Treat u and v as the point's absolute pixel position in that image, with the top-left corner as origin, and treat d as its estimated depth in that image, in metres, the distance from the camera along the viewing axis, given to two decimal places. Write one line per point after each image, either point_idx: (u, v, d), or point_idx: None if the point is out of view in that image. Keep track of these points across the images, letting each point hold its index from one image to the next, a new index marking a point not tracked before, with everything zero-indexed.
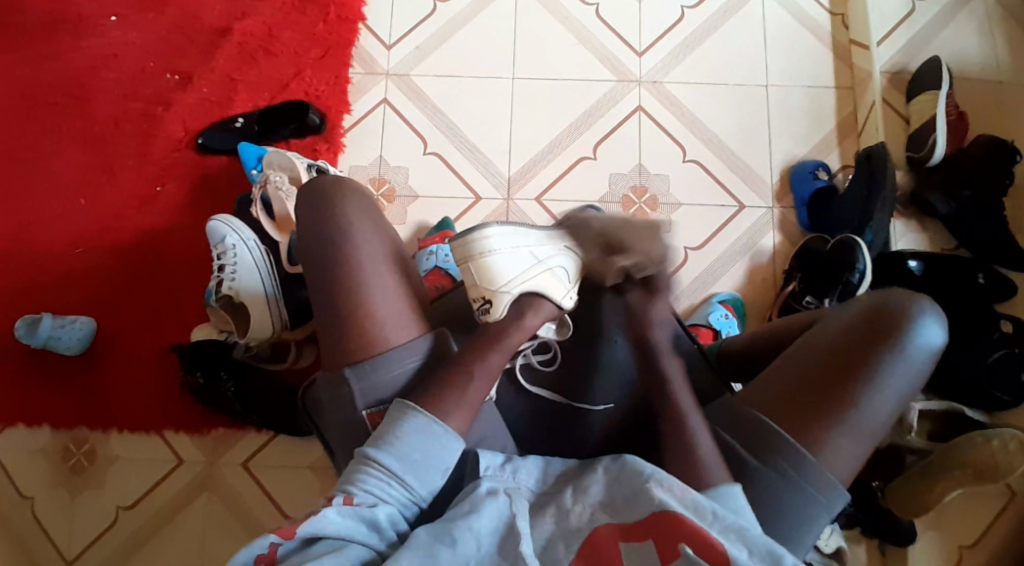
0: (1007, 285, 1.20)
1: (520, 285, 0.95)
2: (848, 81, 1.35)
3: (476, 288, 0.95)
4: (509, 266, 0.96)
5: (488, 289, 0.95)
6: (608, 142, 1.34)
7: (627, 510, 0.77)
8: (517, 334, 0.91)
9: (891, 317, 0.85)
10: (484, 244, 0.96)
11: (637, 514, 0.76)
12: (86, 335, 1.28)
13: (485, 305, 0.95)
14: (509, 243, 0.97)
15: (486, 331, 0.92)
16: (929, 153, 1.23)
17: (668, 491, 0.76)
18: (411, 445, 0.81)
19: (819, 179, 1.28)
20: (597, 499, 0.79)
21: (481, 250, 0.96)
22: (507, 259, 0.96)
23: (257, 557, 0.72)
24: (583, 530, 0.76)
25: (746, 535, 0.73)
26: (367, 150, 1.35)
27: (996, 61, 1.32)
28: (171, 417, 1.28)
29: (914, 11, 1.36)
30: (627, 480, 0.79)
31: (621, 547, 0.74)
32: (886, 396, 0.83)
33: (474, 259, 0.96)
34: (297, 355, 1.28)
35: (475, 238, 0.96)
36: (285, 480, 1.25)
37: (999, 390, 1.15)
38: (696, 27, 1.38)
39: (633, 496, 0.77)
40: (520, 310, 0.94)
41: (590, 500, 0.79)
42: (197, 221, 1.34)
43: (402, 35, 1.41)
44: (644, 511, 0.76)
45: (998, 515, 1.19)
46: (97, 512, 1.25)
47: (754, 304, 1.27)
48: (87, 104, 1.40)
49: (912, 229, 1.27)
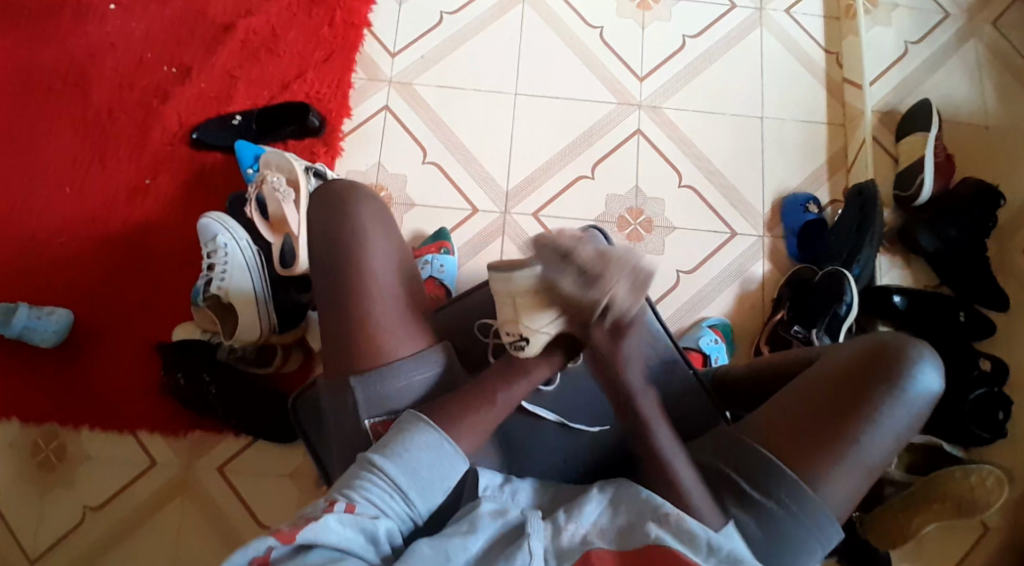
0: (986, 324, 1.23)
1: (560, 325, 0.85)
2: (841, 117, 1.39)
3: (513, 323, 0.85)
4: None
5: (528, 327, 0.85)
6: (607, 162, 1.35)
7: (630, 536, 0.78)
8: (540, 368, 0.89)
9: (893, 357, 0.86)
10: (528, 277, 0.83)
11: (633, 542, 0.78)
12: (64, 327, 1.24)
13: (520, 342, 0.87)
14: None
15: (506, 363, 0.90)
16: (917, 191, 1.27)
17: (663, 524, 0.78)
18: (420, 460, 0.80)
19: (809, 212, 1.31)
20: (593, 520, 0.80)
21: (528, 284, 0.83)
22: (544, 293, 0.88)
23: (252, 558, 0.69)
24: (575, 551, 0.77)
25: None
26: (366, 157, 1.35)
27: (982, 107, 1.37)
28: (147, 416, 1.24)
29: (907, 53, 1.41)
30: (629, 507, 0.80)
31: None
32: (884, 437, 0.84)
33: (514, 293, 0.85)
34: (284, 360, 1.26)
35: (518, 270, 0.83)
36: (264, 488, 1.23)
37: (978, 427, 1.19)
38: (697, 57, 1.41)
39: (631, 527, 0.79)
40: (548, 348, 0.89)
41: (587, 519, 0.80)
42: (186, 217, 1.32)
43: (406, 44, 1.41)
44: (637, 541, 0.78)
45: (970, 551, 1.21)
46: (64, 511, 1.20)
47: (742, 330, 1.29)
48: (79, 91, 1.37)
49: (897, 265, 1.30)
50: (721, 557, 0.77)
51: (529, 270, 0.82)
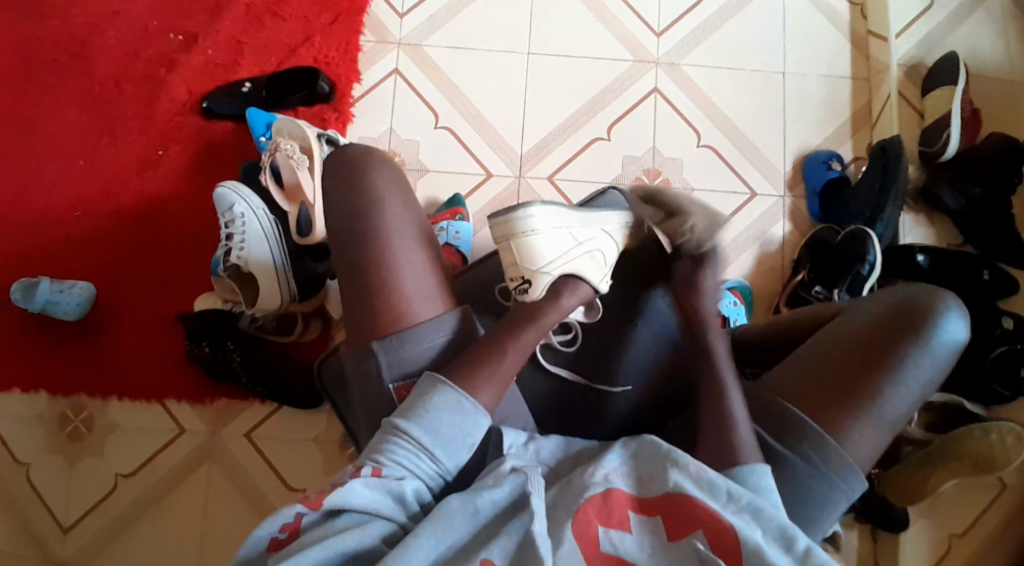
0: (1010, 282, 1.21)
1: (558, 268, 0.93)
2: (863, 71, 1.35)
3: (515, 267, 0.93)
4: (550, 246, 0.93)
5: (528, 269, 0.92)
6: (622, 124, 1.32)
7: (654, 485, 0.79)
8: (551, 312, 0.92)
9: (920, 310, 0.86)
10: (526, 223, 0.93)
11: (661, 490, 0.78)
12: (85, 300, 1.25)
13: (524, 285, 0.93)
14: (552, 224, 0.94)
15: (523, 308, 0.92)
16: (943, 147, 1.24)
17: (683, 472, 0.79)
18: (444, 420, 0.82)
19: (831, 170, 1.29)
20: (614, 467, 0.81)
21: (523, 229, 0.93)
22: (547, 240, 0.93)
23: (282, 526, 0.74)
24: (596, 486, 0.78)
25: (760, 514, 0.76)
26: (377, 122, 1.33)
27: (1010, 58, 1.33)
28: (173, 387, 1.26)
29: (931, 3, 1.36)
30: (648, 458, 0.81)
31: (631, 516, 0.77)
32: (909, 391, 0.84)
33: (513, 237, 0.93)
34: (305, 327, 1.28)
35: (516, 217, 0.93)
36: (289, 453, 1.25)
37: (999, 384, 1.18)
38: (714, 11, 1.37)
39: (650, 475, 0.80)
40: (556, 291, 0.93)
41: (605, 466, 0.81)
42: (201, 187, 1.31)
43: (415, 5, 1.38)
44: (656, 493, 0.79)
45: (987, 508, 1.22)
46: (96, 480, 1.23)
47: (761, 291, 1.28)
48: (86, 61, 1.35)
49: (921, 223, 1.27)
50: (740, 506, 0.77)
51: (525, 218, 0.93)
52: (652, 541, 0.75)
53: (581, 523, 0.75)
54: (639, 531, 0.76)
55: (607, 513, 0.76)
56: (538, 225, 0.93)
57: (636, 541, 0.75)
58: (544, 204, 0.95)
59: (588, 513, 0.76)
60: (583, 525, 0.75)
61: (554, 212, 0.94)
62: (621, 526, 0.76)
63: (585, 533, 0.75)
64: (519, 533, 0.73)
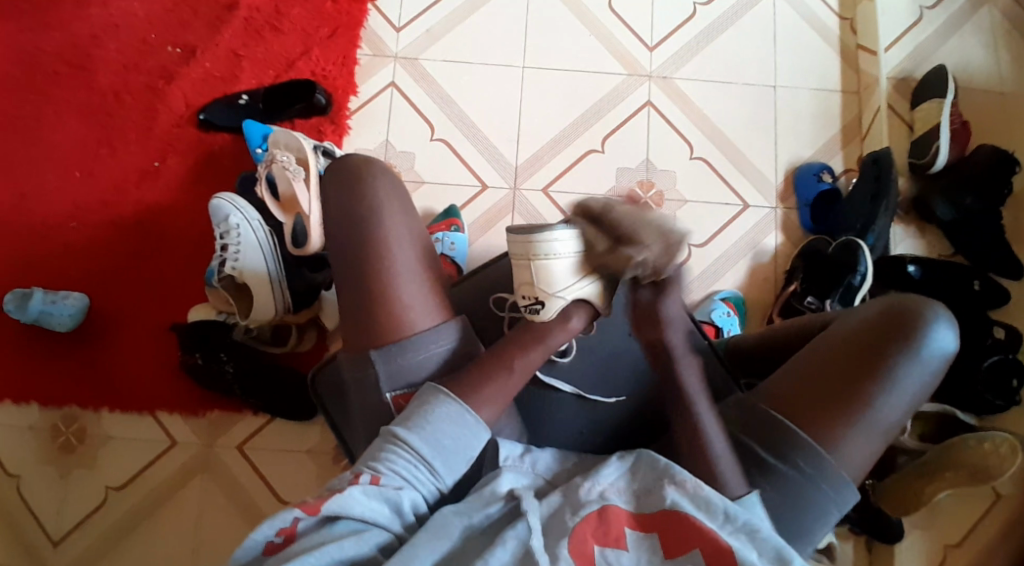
0: (1000, 293, 1.22)
1: (575, 291, 0.89)
2: (854, 86, 1.37)
3: (531, 287, 0.89)
4: (572, 269, 0.89)
5: (544, 291, 0.89)
6: (617, 136, 1.34)
7: (649, 502, 0.79)
8: (559, 334, 0.90)
9: (909, 317, 0.86)
10: (550, 248, 0.87)
11: (654, 508, 0.79)
12: (79, 311, 1.25)
13: (535, 304, 0.91)
14: (575, 246, 0.89)
15: (527, 327, 0.91)
16: (933, 157, 1.25)
17: (681, 489, 0.79)
18: (443, 431, 0.82)
19: (823, 181, 1.30)
20: (610, 481, 0.80)
21: (545, 254, 0.88)
22: (569, 267, 0.88)
23: (279, 530, 0.73)
24: (592, 504, 0.78)
25: (756, 536, 0.76)
26: (374, 135, 1.34)
27: (998, 72, 1.35)
28: (166, 398, 1.26)
29: (920, 19, 1.38)
30: (645, 473, 0.81)
31: (629, 533, 0.76)
32: (900, 398, 0.84)
33: (533, 259, 0.89)
34: (299, 338, 1.27)
35: (541, 239, 0.87)
36: (281, 466, 1.24)
37: (991, 394, 1.18)
38: (708, 26, 1.39)
39: (648, 490, 0.80)
40: (567, 312, 0.91)
41: (602, 480, 0.80)
42: (196, 198, 1.31)
43: (411, 19, 1.39)
44: (654, 508, 0.78)
45: (983, 517, 1.22)
46: (87, 492, 1.22)
47: (754, 301, 1.28)
48: (83, 73, 1.36)
49: (911, 234, 1.29)
50: (736, 525, 0.77)
51: (551, 241, 0.87)
52: (649, 557, 0.75)
53: (578, 541, 0.75)
54: (636, 548, 0.75)
55: (604, 530, 0.76)
56: (563, 247, 0.88)
57: (632, 558, 0.75)
58: (572, 224, 0.89)
59: (585, 532, 0.76)
60: (579, 544, 0.75)
61: (580, 233, 0.89)
62: (617, 543, 0.75)
63: (583, 552, 0.74)
64: (518, 545, 0.73)
